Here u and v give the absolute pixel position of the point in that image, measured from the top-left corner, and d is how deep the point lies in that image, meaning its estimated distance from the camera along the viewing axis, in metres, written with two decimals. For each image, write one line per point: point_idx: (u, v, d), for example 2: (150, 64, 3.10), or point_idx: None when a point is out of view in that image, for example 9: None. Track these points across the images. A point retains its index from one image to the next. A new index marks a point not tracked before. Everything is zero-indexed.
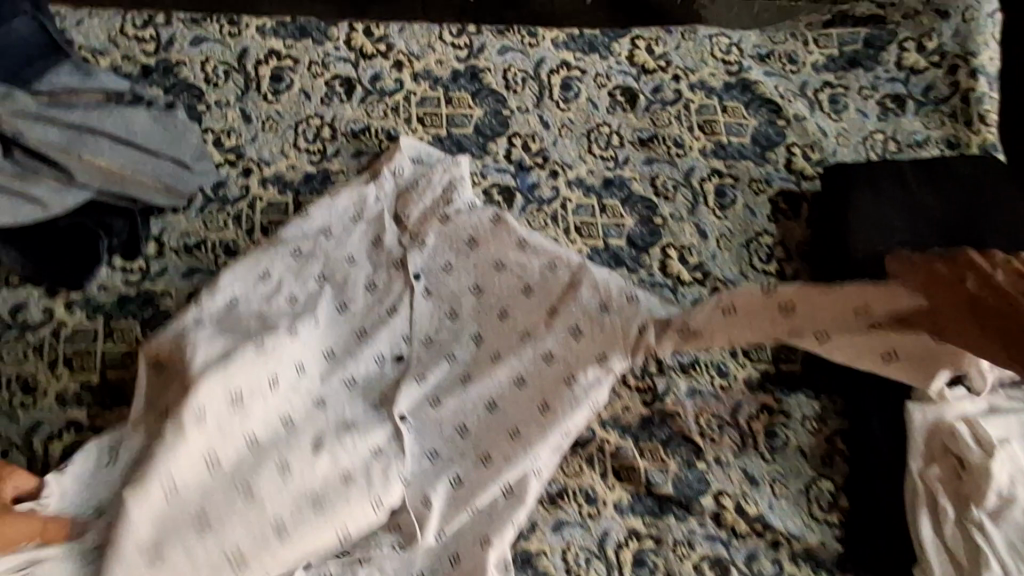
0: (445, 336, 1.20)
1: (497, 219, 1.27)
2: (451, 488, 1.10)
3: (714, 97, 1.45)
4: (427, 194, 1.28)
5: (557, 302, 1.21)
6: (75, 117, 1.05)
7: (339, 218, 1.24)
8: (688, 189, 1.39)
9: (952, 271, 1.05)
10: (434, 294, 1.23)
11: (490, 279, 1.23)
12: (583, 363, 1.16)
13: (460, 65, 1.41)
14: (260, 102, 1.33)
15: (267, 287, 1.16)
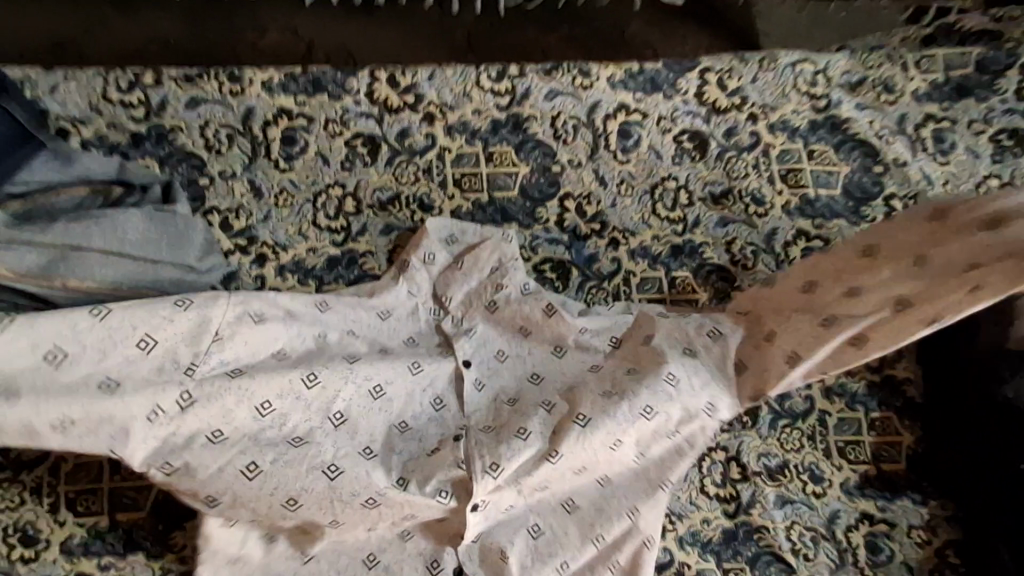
0: (510, 418, 1.01)
1: (551, 311, 1.07)
2: (530, 541, 1.00)
3: (798, 140, 1.24)
4: (475, 271, 1.10)
5: (640, 364, 1.04)
6: (55, 235, 0.87)
7: (366, 318, 1.04)
8: (771, 254, 1.19)
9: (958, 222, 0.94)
10: (491, 377, 1.05)
11: (558, 359, 1.07)
12: (691, 415, 1.00)
13: (501, 115, 1.20)
14: (271, 171, 1.13)
15: (287, 364, 0.93)
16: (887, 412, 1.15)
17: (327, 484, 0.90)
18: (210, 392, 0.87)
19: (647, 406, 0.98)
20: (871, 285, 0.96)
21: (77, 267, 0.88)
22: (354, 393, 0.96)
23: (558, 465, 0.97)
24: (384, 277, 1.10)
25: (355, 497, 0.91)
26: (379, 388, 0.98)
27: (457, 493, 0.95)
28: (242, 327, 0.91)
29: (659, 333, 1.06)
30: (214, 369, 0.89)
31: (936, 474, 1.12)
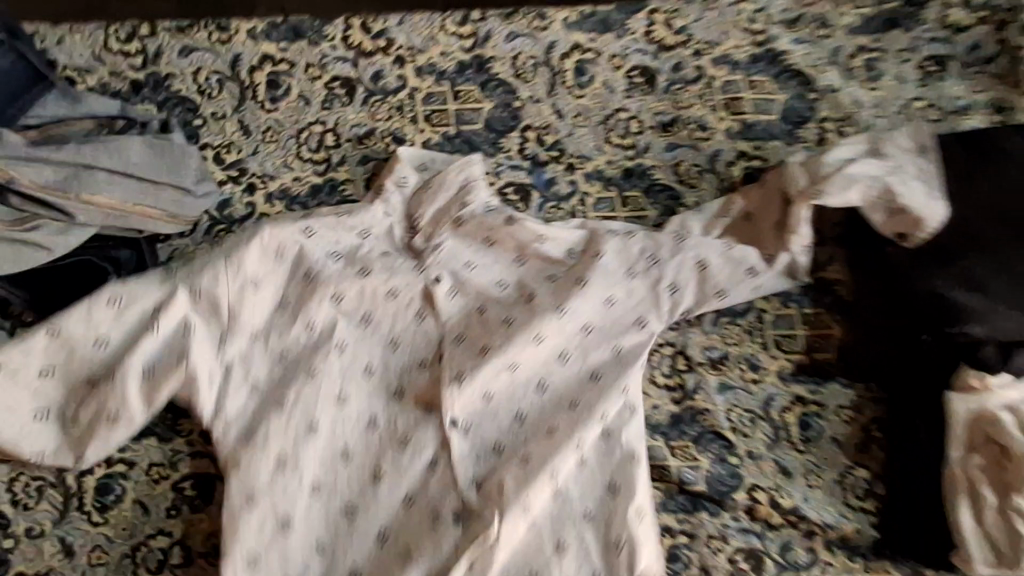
0: (478, 331, 1.15)
1: (509, 221, 1.19)
2: (517, 470, 1.07)
3: (740, 73, 1.36)
4: (439, 194, 1.21)
5: (586, 276, 1.17)
6: (68, 154, 1.02)
7: (344, 247, 1.18)
8: (714, 174, 1.31)
9: (809, 187, 1.19)
10: (460, 292, 1.18)
11: (520, 274, 1.20)
12: (623, 329, 1.16)
13: (465, 56, 1.32)
14: (258, 111, 1.26)
15: (292, 316, 1.14)
16: (819, 307, 1.27)
17: (337, 411, 1.12)
18: (245, 351, 1.11)
19: (586, 323, 1.16)
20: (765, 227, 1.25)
21: (87, 182, 1.01)
22: (353, 327, 1.16)
23: (514, 369, 1.13)
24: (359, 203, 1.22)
25: (355, 424, 1.12)
26: (367, 316, 1.16)
27: (434, 409, 1.12)
28: (247, 295, 1.11)
29: (603, 254, 1.18)
30: (244, 329, 1.11)
31: (867, 365, 1.22)
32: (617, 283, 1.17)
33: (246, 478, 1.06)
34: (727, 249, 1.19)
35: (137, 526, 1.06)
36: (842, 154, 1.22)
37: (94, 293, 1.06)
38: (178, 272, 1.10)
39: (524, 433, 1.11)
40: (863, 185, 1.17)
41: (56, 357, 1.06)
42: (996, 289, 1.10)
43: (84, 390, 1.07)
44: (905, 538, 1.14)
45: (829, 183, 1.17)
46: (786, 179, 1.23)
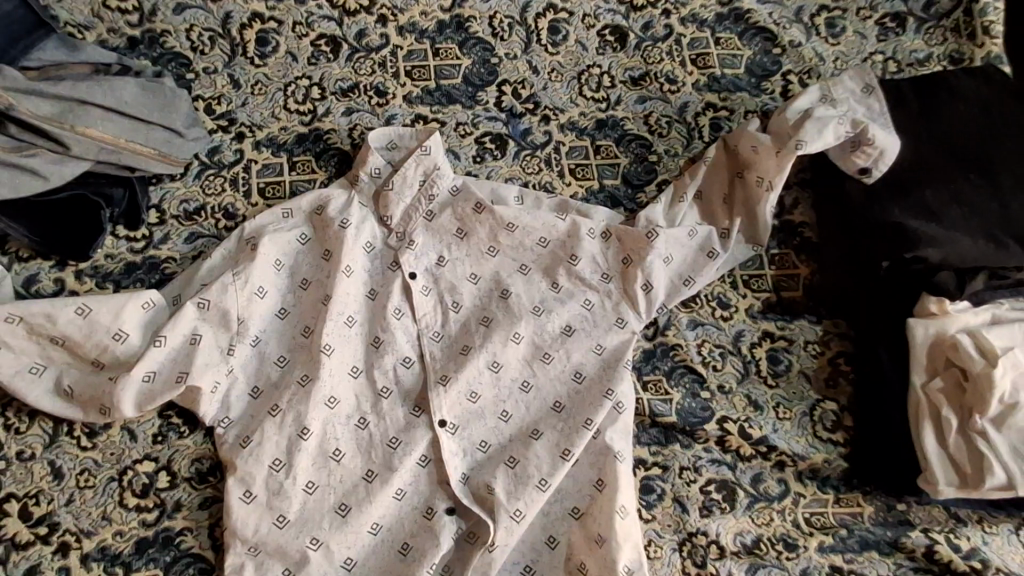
0: (455, 328, 1.18)
1: (480, 208, 1.23)
2: (509, 469, 1.09)
3: (706, 30, 1.42)
4: (405, 189, 1.22)
5: (561, 279, 1.21)
6: (65, 89, 1.07)
7: (322, 240, 1.20)
8: (683, 124, 1.36)
9: (778, 140, 1.22)
10: (436, 290, 1.20)
11: (488, 266, 1.22)
12: (605, 329, 1.18)
13: (445, 16, 1.40)
14: (248, 67, 1.33)
15: (292, 324, 1.15)
16: (786, 249, 1.28)
17: (330, 413, 1.09)
18: (246, 363, 1.11)
19: (566, 325, 1.18)
20: (742, 186, 1.26)
21: (82, 116, 1.08)
22: (338, 328, 1.13)
23: (496, 367, 1.14)
24: (334, 185, 1.25)
25: (346, 421, 1.10)
26: (353, 319, 1.15)
27: (424, 410, 1.12)
28: (254, 303, 1.12)
29: (581, 255, 1.21)
30: (244, 339, 1.11)
31: (831, 296, 1.23)
32: (597, 285, 1.21)
33: (246, 478, 1.04)
34: (691, 234, 1.23)
35: (125, 450, 1.06)
36: (804, 102, 1.24)
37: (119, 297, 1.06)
38: (183, 292, 1.12)
39: (510, 431, 1.12)
40: (834, 123, 1.18)
41: (74, 332, 1.03)
42: (946, 214, 1.15)
43: (101, 376, 1.04)
44: (870, 470, 1.12)
45: (805, 130, 1.17)
46: (745, 154, 1.26)
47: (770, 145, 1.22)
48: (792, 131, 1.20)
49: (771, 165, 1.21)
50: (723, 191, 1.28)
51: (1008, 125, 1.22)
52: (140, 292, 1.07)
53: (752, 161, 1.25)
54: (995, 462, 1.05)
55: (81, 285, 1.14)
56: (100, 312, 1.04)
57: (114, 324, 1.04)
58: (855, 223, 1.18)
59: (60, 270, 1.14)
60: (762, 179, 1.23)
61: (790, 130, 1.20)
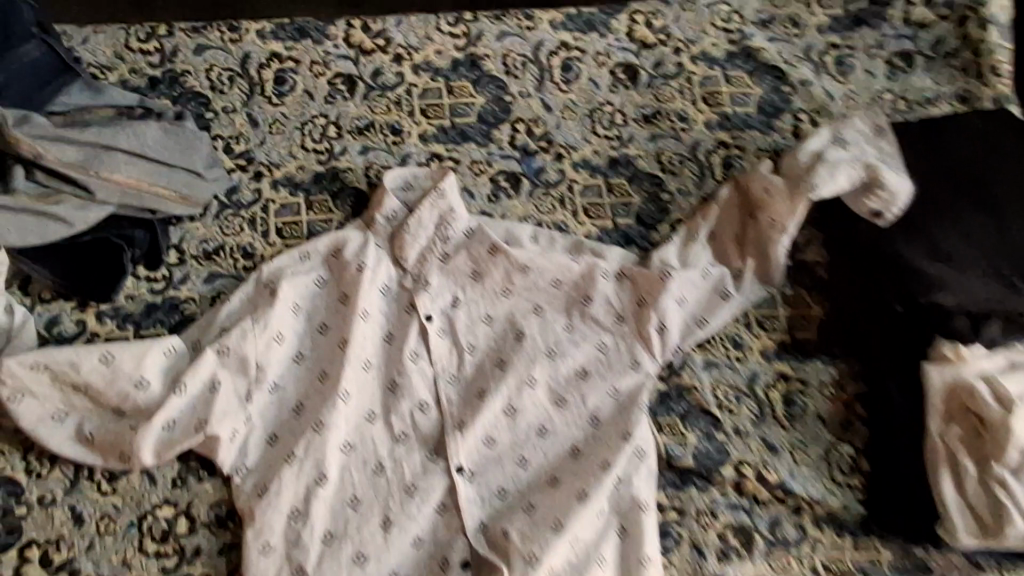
0: (472, 371, 1.20)
1: (495, 251, 1.24)
2: (527, 518, 1.09)
3: (717, 68, 1.44)
4: (421, 231, 1.24)
5: (575, 321, 1.23)
6: (91, 136, 1.10)
7: (338, 284, 1.22)
8: (695, 162, 1.38)
9: (790, 183, 1.24)
10: (450, 331, 1.21)
11: (502, 306, 1.23)
12: (619, 372, 1.20)
13: (459, 54, 1.41)
14: (266, 105, 1.35)
15: (308, 368, 1.16)
16: (799, 289, 1.30)
17: (345, 459, 1.11)
18: (264, 408, 1.12)
19: (581, 368, 1.20)
20: (754, 226, 1.27)
21: (107, 161, 1.09)
22: (359, 371, 1.16)
23: (512, 410, 1.17)
24: (349, 226, 1.26)
25: (364, 466, 1.11)
26: (371, 363, 1.18)
27: (441, 454, 1.13)
28: (272, 349, 1.15)
29: (594, 298, 1.24)
30: (264, 384, 1.13)
31: (843, 337, 1.25)
32: (610, 327, 1.23)
33: (264, 529, 1.04)
34: (704, 276, 1.24)
35: (144, 496, 1.06)
36: (816, 144, 1.25)
37: (143, 346, 1.07)
38: (201, 337, 1.14)
39: (528, 478, 1.14)
40: (846, 167, 1.20)
41: (97, 380, 1.05)
42: (961, 258, 1.15)
43: (122, 423, 1.06)
44: (890, 518, 1.11)
45: (816, 175, 1.19)
46: (755, 195, 1.28)
47: (782, 188, 1.24)
48: (803, 175, 1.22)
49: (785, 208, 1.23)
50: (736, 230, 1.29)
51: (1010, 160, 1.23)
52: (160, 339, 1.09)
53: (763, 202, 1.26)
54: (1014, 511, 1.04)
55: (103, 326, 1.16)
56: (123, 361, 1.06)
57: (134, 372, 1.06)
58: (866, 270, 1.20)
59: (83, 311, 1.16)
60: (775, 221, 1.24)
61: (801, 174, 1.22)
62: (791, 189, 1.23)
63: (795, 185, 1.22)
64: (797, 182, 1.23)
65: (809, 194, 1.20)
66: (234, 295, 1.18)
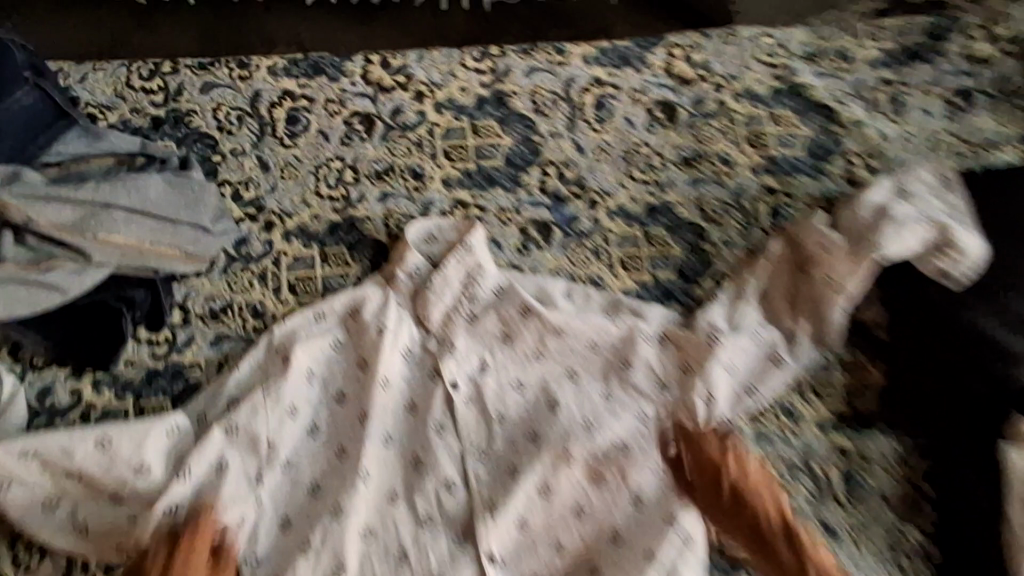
0: (502, 442, 1.10)
1: (526, 312, 1.15)
2: None
3: (761, 106, 1.34)
4: (446, 290, 1.16)
5: (613, 388, 1.14)
6: (89, 193, 0.99)
7: (358, 347, 1.13)
8: (740, 210, 1.28)
9: (851, 241, 1.15)
10: (478, 399, 1.12)
11: (534, 371, 1.14)
12: (662, 445, 1.10)
13: (485, 91, 1.32)
14: (277, 147, 1.25)
15: (325, 442, 1.07)
16: (856, 353, 1.22)
17: (366, 547, 1.01)
18: (276, 489, 1.03)
19: (622, 442, 1.10)
20: (808, 285, 1.18)
21: (104, 223, 0.99)
22: (381, 446, 1.08)
23: (547, 490, 1.06)
24: (368, 282, 1.17)
25: (386, 555, 1.01)
26: (391, 436, 1.09)
27: (471, 540, 1.04)
28: (284, 425, 1.05)
29: (635, 364, 1.14)
30: (275, 463, 1.03)
31: (906, 408, 1.15)
32: (652, 395, 1.14)
33: None
34: (755, 340, 1.15)
35: None
36: (878, 198, 1.17)
37: (141, 427, 0.98)
38: (206, 411, 1.05)
39: (565, 566, 1.03)
40: (914, 228, 1.12)
41: (92, 467, 0.95)
42: None
43: (120, 511, 0.96)
44: None
45: (884, 235, 1.11)
46: (810, 251, 1.19)
47: (841, 246, 1.16)
48: (866, 234, 1.14)
49: (845, 267, 1.14)
50: (790, 288, 1.20)
51: None
52: (164, 417, 1.00)
53: (818, 260, 1.17)
54: None
55: (99, 396, 1.06)
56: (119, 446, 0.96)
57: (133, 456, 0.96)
58: (933, 334, 1.11)
59: (79, 378, 1.07)
60: (832, 280, 1.15)
61: (865, 232, 1.14)
62: (854, 248, 1.14)
63: (858, 245, 1.14)
64: (859, 240, 1.14)
65: (875, 255, 1.12)
66: (244, 363, 1.09)
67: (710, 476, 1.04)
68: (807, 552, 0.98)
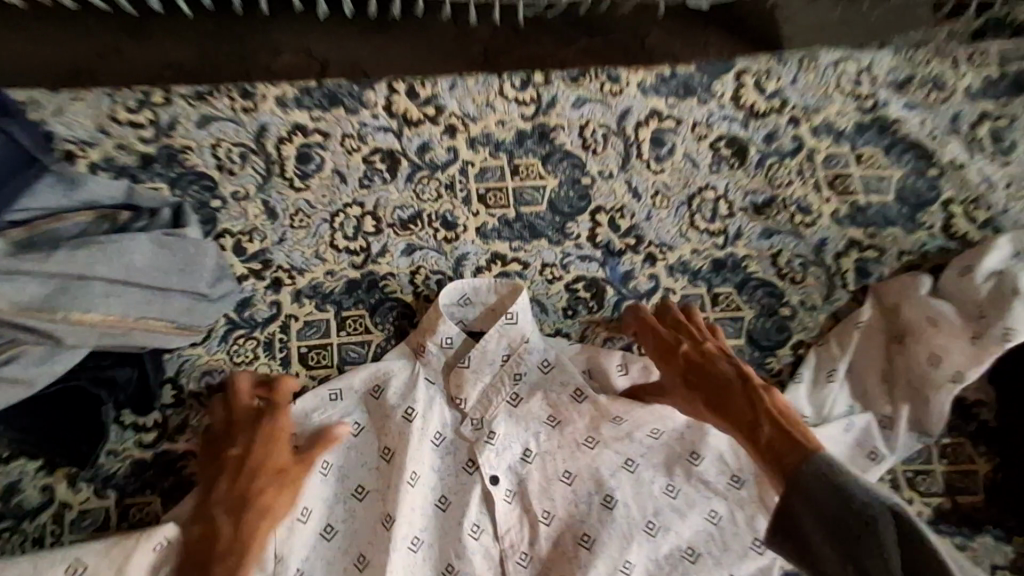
0: (546, 547, 0.93)
1: (578, 395, 0.99)
2: None
3: (845, 144, 1.16)
4: (486, 367, 0.99)
5: (677, 479, 0.96)
6: (63, 262, 0.80)
7: (381, 434, 0.96)
8: (821, 267, 1.11)
9: (967, 321, 1.00)
10: (520, 494, 0.95)
11: (588, 462, 0.96)
12: (736, 552, 0.93)
13: (527, 124, 1.13)
14: (286, 190, 1.07)
15: (340, 547, 0.91)
16: (961, 438, 1.04)
17: None
18: None
19: (687, 545, 0.94)
20: (904, 362, 1.03)
21: (83, 298, 0.81)
22: (404, 557, 0.89)
23: None
24: (395, 354, 1.02)
25: None
26: (420, 540, 0.92)
27: None
28: (295, 531, 0.89)
29: (705, 453, 0.97)
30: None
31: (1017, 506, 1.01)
32: (724, 491, 0.96)
33: None
34: (847, 429, 0.99)
35: None
36: (995, 263, 1.02)
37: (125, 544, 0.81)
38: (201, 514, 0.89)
39: None
40: None
41: None
42: None
43: None
44: None
45: (1010, 313, 0.95)
46: (911, 324, 1.04)
47: (949, 322, 1.01)
48: (985, 311, 0.98)
49: (957, 348, 0.98)
50: (883, 366, 1.05)
51: None
52: (153, 530, 0.83)
53: (921, 333, 1.02)
54: None
55: (76, 492, 0.93)
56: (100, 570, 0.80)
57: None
58: None
59: (59, 469, 0.93)
60: (936, 361, 1.00)
61: (984, 308, 0.99)
62: (968, 327, 0.99)
63: (977, 324, 0.98)
64: (976, 317, 0.99)
65: (1003, 339, 0.95)
66: None
67: (671, 357, 0.96)
68: (777, 424, 0.83)
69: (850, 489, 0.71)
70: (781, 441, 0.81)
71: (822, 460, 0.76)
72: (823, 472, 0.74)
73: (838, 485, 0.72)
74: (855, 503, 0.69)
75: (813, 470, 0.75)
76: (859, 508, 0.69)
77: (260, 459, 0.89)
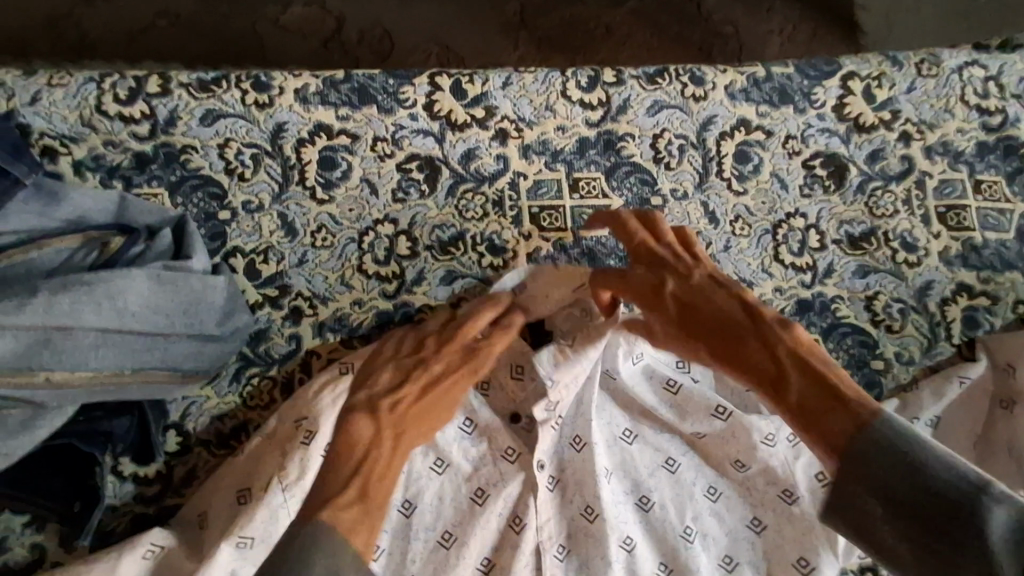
0: (586, 544, 0.81)
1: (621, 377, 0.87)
2: None
3: (962, 168, 0.99)
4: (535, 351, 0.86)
5: (717, 479, 0.86)
6: (41, 312, 0.67)
7: None
8: (924, 316, 0.96)
9: None
10: (562, 486, 0.83)
11: (629, 457, 0.86)
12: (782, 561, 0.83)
13: (590, 132, 0.96)
14: (307, 202, 0.91)
15: None
16: None
17: None
18: None
19: (724, 554, 0.83)
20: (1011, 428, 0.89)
21: (64, 355, 0.69)
22: (428, 549, 0.79)
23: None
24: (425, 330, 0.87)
25: None
26: (450, 536, 0.80)
27: None
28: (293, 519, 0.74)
29: (750, 461, 0.85)
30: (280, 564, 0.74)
31: None
32: (767, 500, 0.85)
33: None
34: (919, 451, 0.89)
35: None
36: None
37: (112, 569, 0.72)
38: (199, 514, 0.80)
39: None
40: None
41: None
42: None
43: None
44: None
45: None
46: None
47: None
48: None
49: None
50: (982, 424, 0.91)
51: None
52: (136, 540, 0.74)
53: None
54: None
55: (69, 553, 0.80)
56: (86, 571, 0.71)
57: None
58: None
59: (45, 525, 0.81)
60: None
61: None
62: None
63: None
64: None
65: None
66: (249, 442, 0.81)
67: (652, 269, 0.81)
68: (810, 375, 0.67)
69: (914, 450, 0.57)
70: (817, 397, 0.66)
71: (886, 423, 0.60)
72: (896, 446, 0.58)
73: (913, 463, 0.56)
74: (929, 472, 0.55)
75: (876, 440, 0.59)
76: (945, 493, 0.54)
77: (443, 394, 0.79)
